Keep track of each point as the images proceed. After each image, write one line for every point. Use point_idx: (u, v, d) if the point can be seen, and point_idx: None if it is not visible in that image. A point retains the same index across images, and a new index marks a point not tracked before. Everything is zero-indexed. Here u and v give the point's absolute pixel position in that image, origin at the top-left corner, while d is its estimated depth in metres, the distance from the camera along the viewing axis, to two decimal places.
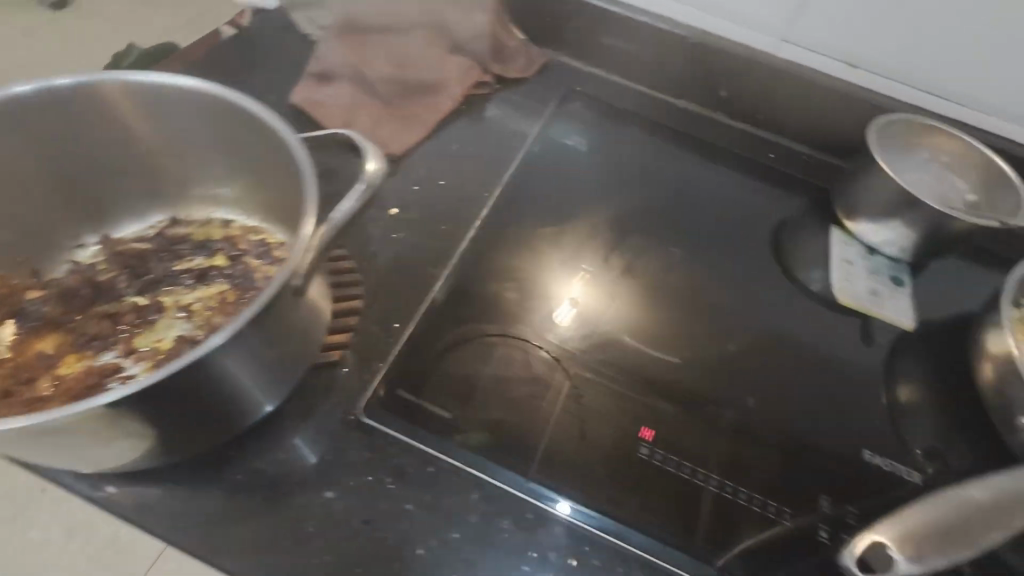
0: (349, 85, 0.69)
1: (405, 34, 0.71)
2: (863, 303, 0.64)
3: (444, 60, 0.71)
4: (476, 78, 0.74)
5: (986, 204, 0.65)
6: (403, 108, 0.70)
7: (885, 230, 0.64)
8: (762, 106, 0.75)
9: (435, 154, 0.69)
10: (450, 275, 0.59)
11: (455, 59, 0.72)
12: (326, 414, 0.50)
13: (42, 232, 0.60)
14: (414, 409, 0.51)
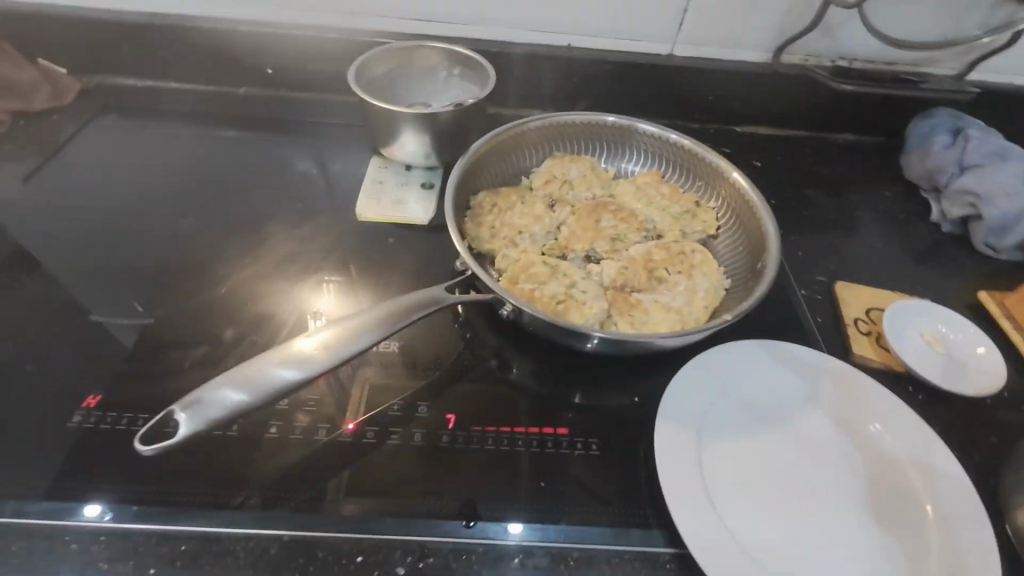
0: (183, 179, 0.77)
1: (249, 134, 0.85)
2: (630, 313, 0.58)
3: (281, 147, 0.83)
4: (308, 149, 0.83)
5: (727, 219, 0.68)
6: (250, 139, 0.84)
7: (657, 220, 0.68)
8: (562, 90, 0.86)
9: (208, 195, 0.75)
10: (187, 298, 0.61)
11: (292, 142, 0.84)
12: (48, 341, 0.57)
13: None
14: (117, 433, 0.50)
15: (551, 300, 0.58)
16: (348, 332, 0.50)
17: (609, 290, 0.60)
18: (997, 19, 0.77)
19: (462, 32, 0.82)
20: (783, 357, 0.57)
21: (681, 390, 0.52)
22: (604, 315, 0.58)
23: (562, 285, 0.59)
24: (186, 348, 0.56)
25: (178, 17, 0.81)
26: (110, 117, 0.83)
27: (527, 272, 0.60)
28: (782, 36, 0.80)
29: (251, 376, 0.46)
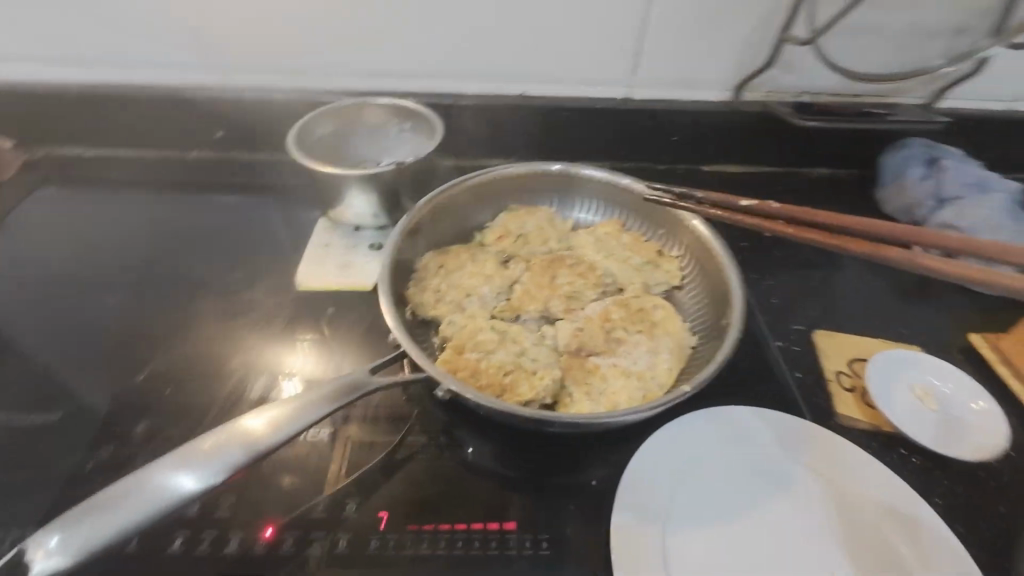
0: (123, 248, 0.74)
1: (192, 196, 0.81)
2: (588, 380, 0.53)
3: (223, 208, 0.79)
4: (253, 207, 0.80)
5: (693, 269, 0.64)
6: (192, 201, 0.81)
7: (617, 274, 0.64)
8: (517, 136, 0.84)
9: (143, 267, 0.71)
10: (102, 388, 0.56)
11: (234, 202, 0.80)
12: None
13: None
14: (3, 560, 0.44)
15: (497, 371, 0.52)
16: (299, 405, 0.45)
17: (564, 356, 0.55)
18: (959, 47, 0.74)
19: (411, 87, 0.80)
20: (762, 428, 0.52)
21: (648, 475, 0.47)
22: (561, 386, 0.53)
23: (511, 353, 0.54)
24: (87, 453, 0.50)
25: (120, 85, 0.79)
26: (49, 188, 0.81)
27: (474, 340, 0.55)
28: (740, 73, 0.78)
29: (194, 459, 0.41)
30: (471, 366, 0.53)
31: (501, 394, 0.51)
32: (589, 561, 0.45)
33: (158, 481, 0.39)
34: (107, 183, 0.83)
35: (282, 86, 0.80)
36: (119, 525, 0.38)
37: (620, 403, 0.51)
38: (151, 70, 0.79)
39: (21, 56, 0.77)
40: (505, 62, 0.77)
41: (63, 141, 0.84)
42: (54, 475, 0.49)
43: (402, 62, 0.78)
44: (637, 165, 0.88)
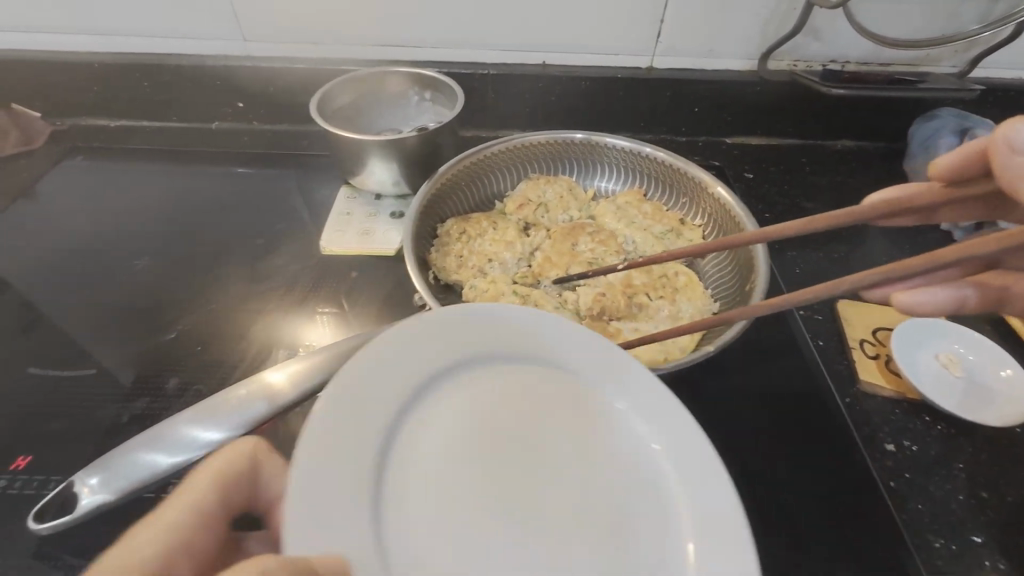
0: (148, 215, 0.75)
1: (215, 164, 0.82)
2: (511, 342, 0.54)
3: (247, 176, 0.80)
4: (276, 176, 0.80)
5: (715, 238, 0.64)
6: (215, 168, 0.81)
7: (639, 241, 0.64)
8: (537, 107, 0.83)
9: (172, 233, 0.72)
10: (129, 348, 0.57)
11: (256, 171, 0.81)
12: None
13: None
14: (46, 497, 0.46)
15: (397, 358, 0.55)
16: (319, 361, 0.45)
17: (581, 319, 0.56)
18: (996, 13, 0.72)
19: (430, 56, 0.79)
20: (491, 363, 0.37)
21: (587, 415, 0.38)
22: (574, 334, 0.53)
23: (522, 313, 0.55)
24: (121, 404, 0.52)
25: (144, 55, 0.80)
26: (78, 158, 0.82)
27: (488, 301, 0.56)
28: (768, 41, 0.76)
29: (220, 407, 0.42)
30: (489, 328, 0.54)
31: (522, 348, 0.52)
32: None
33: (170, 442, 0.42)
34: (132, 151, 0.84)
35: (304, 55, 0.80)
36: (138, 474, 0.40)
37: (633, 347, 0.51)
38: (171, 40, 0.79)
39: (49, 28, 0.78)
40: (527, 31, 0.76)
41: (90, 113, 0.86)
42: (89, 426, 0.51)
43: (423, 30, 0.77)
44: (659, 137, 0.86)
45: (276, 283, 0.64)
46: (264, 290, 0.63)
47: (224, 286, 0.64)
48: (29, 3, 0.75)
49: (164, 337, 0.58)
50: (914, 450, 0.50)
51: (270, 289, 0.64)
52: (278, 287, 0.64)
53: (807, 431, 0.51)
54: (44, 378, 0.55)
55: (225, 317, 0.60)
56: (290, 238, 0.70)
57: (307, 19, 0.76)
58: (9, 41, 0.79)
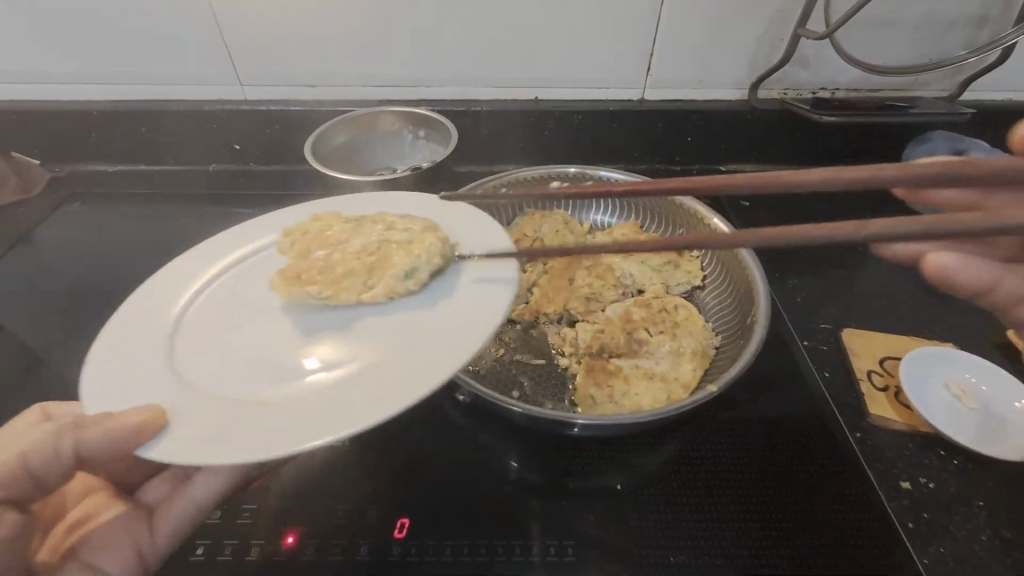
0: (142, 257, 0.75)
1: (211, 205, 0.83)
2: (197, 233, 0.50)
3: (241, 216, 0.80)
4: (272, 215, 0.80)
5: (714, 269, 0.63)
6: (211, 210, 0.82)
7: (637, 274, 0.63)
8: (530, 141, 0.84)
9: None
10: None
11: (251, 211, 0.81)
12: None
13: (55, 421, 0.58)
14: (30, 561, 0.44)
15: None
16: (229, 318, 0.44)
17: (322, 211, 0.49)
18: (982, 38, 0.73)
19: (424, 95, 0.80)
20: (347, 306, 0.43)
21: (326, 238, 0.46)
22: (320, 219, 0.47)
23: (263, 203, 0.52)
24: None
25: (141, 100, 0.81)
26: (76, 203, 0.82)
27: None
28: (757, 71, 0.77)
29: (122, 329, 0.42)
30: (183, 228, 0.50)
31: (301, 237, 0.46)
32: (618, 565, 0.44)
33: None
34: (128, 194, 0.84)
35: (300, 97, 0.81)
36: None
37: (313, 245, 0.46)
38: (169, 86, 0.80)
39: (48, 78, 0.79)
40: (519, 68, 0.78)
41: (88, 159, 0.87)
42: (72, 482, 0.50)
43: (417, 71, 0.78)
44: (653, 166, 0.87)
45: None
46: None
47: None
48: (30, 55, 0.77)
49: None
50: (932, 487, 0.48)
51: None
52: None
53: (818, 466, 0.49)
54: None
55: None
56: None
57: (301, 63, 0.77)
58: (9, 92, 0.81)
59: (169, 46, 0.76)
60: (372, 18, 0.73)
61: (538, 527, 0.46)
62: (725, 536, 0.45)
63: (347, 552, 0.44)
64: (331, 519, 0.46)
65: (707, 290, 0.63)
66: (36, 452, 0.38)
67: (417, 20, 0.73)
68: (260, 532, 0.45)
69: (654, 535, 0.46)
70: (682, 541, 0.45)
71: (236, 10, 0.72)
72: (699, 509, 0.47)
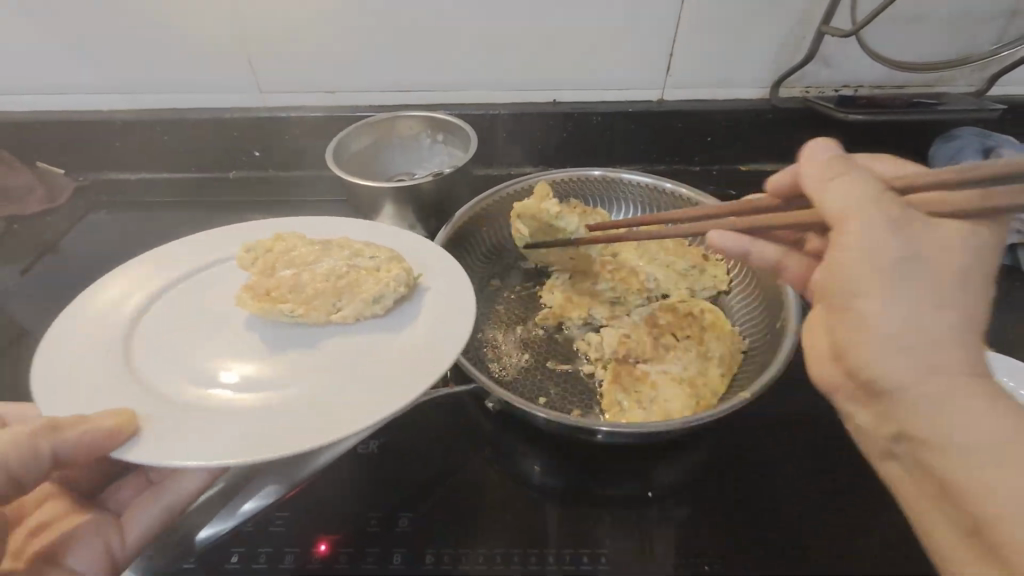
0: None
1: (230, 212, 0.83)
2: (285, 280, 0.49)
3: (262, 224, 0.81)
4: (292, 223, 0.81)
5: (740, 272, 0.62)
6: (230, 218, 0.82)
7: (661, 278, 0.63)
8: (548, 144, 0.83)
9: None
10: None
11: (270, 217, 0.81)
12: None
13: None
14: None
15: (309, 250, 0.53)
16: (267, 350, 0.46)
17: (352, 273, 0.50)
18: (1012, 32, 0.71)
19: (442, 100, 0.80)
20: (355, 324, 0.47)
21: (391, 301, 0.47)
22: (384, 280, 0.48)
23: (341, 258, 0.53)
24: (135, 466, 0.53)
25: (162, 110, 0.82)
26: (100, 212, 0.84)
27: (290, 257, 0.53)
28: (778, 69, 0.76)
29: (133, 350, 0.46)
30: (296, 279, 0.50)
31: (370, 295, 0.47)
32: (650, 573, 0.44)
33: (227, 277, 0.53)
34: (147, 203, 0.85)
35: (320, 104, 0.81)
36: (124, 310, 0.49)
37: (377, 304, 0.47)
38: (190, 94, 0.81)
39: (72, 90, 0.80)
40: (538, 71, 0.77)
41: (111, 167, 0.88)
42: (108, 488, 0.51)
43: (434, 76, 0.78)
44: (672, 167, 0.86)
45: None
46: None
47: None
48: (56, 67, 0.78)
49: None
50: None
51: None
52: None
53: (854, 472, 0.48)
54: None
55: None
56: None
57: (321, 70, 0.78)
58: (33, 105, 0.82)
59: (191, 54, 0.77)
60: (391, 23, 0.73)
61: (569, 534, 0.46)
62: (770, 538, 0.45)
63: (378, 560, 0.44)
64: (361, 525, 0.46)
65: (733, 293, 0.62)
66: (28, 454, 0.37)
67: (435, 24, 0.73)
68: (294, 541, 0.45)
69: (695, 538, 0.46)
70: (727, 544, 0.45)
71: (255, 19, 0.73)
72: (738, 513, 0.47)
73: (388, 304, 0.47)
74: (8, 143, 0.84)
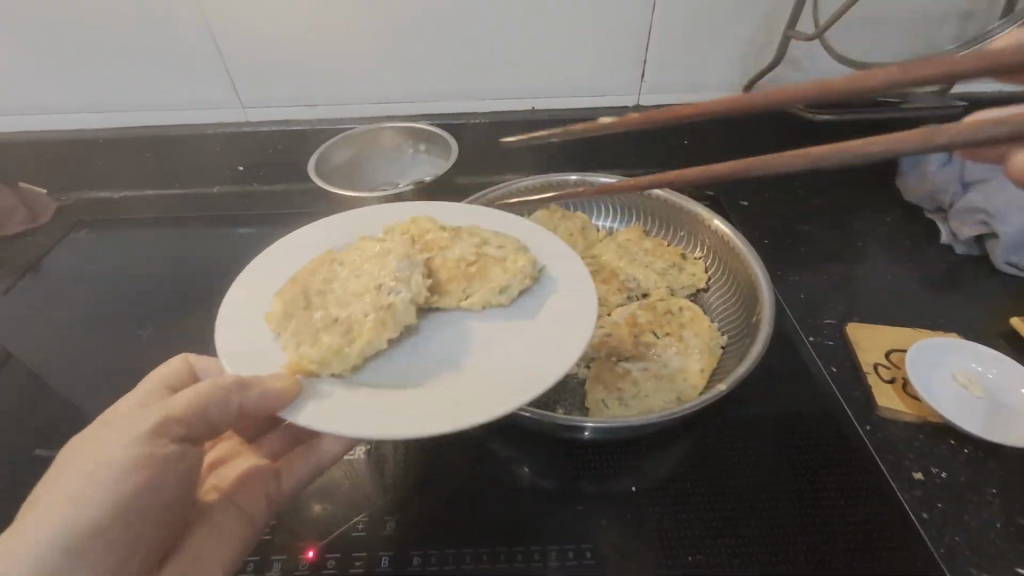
0: (148, 282, 0.76)
1: (216, 226, 0.84)
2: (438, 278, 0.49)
3: (248, 237, 0.81)
4: (278, 235, 0.81)
5: (717, 269, 0.64)
6: (215, 233, 0.83)
7: (641, 278, 0.64)
8: (529, 151, 0.85)
9: (172, 299, 0.73)
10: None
11: (256, 231, 0.82)
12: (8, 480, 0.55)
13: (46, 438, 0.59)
14: None
15: (423, 233, 0.54)
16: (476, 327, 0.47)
17: (473, 258, 0.51)
18: (970, 31, 0.74)
19: (423, 110, 0.82)
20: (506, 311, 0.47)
21: (518, 294, 0.47)
22: (511, 270, 0.48)
23: (472, 245, 0.53)
24: None
25: (144, 127, 0.83)
26: (83, 231, 0.84)
27: (426, 241, 0.54)
28: (749, 73, 0.78)
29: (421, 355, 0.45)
30: (432, 264, 0.51)
31: (499, 285, 0.47)
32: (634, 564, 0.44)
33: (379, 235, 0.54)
34: (131, 220, 0.85)
35: (302, 117, 0.82)
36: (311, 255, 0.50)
37: (502, 295, 0.47)
38: (172, 111, 0.82)
39: (53, 110, 0.81)
40: (516, 80, 0.79)
41: (93, 186, 0.88)
42: None
43: (414, 88, 0.80)
44: (651, 171, 0.88)
45: None
46: None
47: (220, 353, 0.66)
48: (37, 88, 0.78)
49: None
50: (944, 476, 0.48)
51: None
52: None
53: (831, 461, 0.50)
54: (55, 458, 0.57)
55: None
56: None
57: (302, 84, 0.79)
58: (14, 125, 0.82)
59: (173, 72, 0.77)
60: (370, 36, 0.74)
61: (555, 528, 0.47)
62: (740, 534, 0.46)
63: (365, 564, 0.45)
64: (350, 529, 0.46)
65: (711, 290, 0.63)
66: (157, 430, 0.40)
67: (413, 37, 0.74)
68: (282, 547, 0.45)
69: (668, 537, 0.46)
70: (696, 539, 0.46)
71: (235, 35, 0.74)
72: (709, 508, 0.47)
73: (513, 296, 0.47)
74: None
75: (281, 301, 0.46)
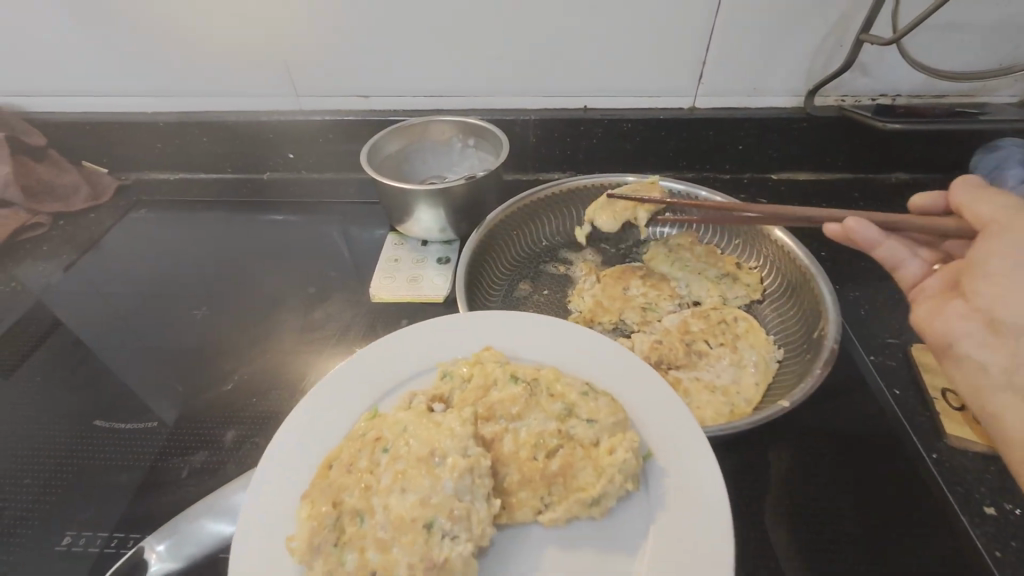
0: (200, 262, 0.78)
1: (267, 212, 0.86)
2: (482, 401, 0.40)
3: (298, 223, 0.83)
4: (327, 224, 0.83)
5: (773, 281, 0.62)
6: (266, 217, 0.85)
7: (692, 285, 0.62)
8: (577, 150, 0.84)
9: (223, 281, 0.75)
10: (186, 401, 0.61)
11: (305, 219, 0.84)
12: (73, 447, 0.58)
13: (108, 409, 0.61)
14: (107, 556, 0.50)
15: (484, 391, 0.41)
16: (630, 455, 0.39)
17: (553, 446, 0.39)
18: None
19: (473, 105, 0.81)
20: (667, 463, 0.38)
21: (613, 503, 0.36)
22: (606, 472, 0.36)
23: (553, 418, 0.40)
24: (181, 457, 0.56)
25: (201, 112, 0.85)
26: (140, 211, 0.87)
27: (490, 406, 0.40)
28: (813, 78, 0.75)
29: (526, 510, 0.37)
30: (497, 453, 0.39)
31: (591, 496, 0.36)
32: None
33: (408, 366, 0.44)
34: (185, 202, 0.88)
35: (354, 108, 0.83)
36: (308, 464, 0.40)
37: (594, 507, 0.36)
38: (228, 97, 0.83)
39: (117, 91, 0.83)
40: (570, 78, 0.78)
41: (150, 168, 0.91)
42: (155, 477, 0.55)
43: (467, 83, 0.79)
44: (701, 175, 0.86)
45: (321, 316, 0.69)
46: (307, 329, 0.67)
47: (269, 336, 0.67)
48: (102, 71, 0.81)
49: (219, 384, 0.62)
50: (1019, 513, 0.45)
51: (319, 334, 0.67)
52: (330, 334, 0.67)
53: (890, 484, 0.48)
54: (114, 429, 0.59)
55: (266, 361, 0.64)
56: (339, 278, 0.74)
57: (356, 75, 0.79)
58: (79, 106, 0.85)
59: (230, 60, 0.79)
60: (426, 30, 0.74)
61: None
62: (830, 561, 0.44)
63: None
64: None
65: (764, 302, 0.61)
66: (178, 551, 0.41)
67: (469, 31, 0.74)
68: None
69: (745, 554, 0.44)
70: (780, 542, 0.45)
71: (295, 26, 0.75)
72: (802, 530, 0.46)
73: (608, 507, 0.36)
74: (57, 143, 0.87)
75: (306, 523, 0.35)
